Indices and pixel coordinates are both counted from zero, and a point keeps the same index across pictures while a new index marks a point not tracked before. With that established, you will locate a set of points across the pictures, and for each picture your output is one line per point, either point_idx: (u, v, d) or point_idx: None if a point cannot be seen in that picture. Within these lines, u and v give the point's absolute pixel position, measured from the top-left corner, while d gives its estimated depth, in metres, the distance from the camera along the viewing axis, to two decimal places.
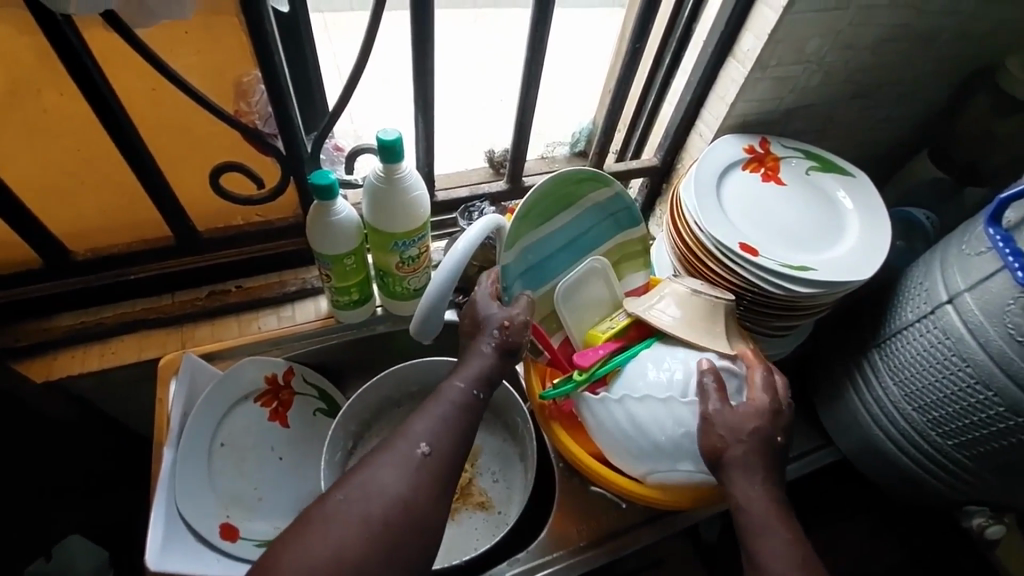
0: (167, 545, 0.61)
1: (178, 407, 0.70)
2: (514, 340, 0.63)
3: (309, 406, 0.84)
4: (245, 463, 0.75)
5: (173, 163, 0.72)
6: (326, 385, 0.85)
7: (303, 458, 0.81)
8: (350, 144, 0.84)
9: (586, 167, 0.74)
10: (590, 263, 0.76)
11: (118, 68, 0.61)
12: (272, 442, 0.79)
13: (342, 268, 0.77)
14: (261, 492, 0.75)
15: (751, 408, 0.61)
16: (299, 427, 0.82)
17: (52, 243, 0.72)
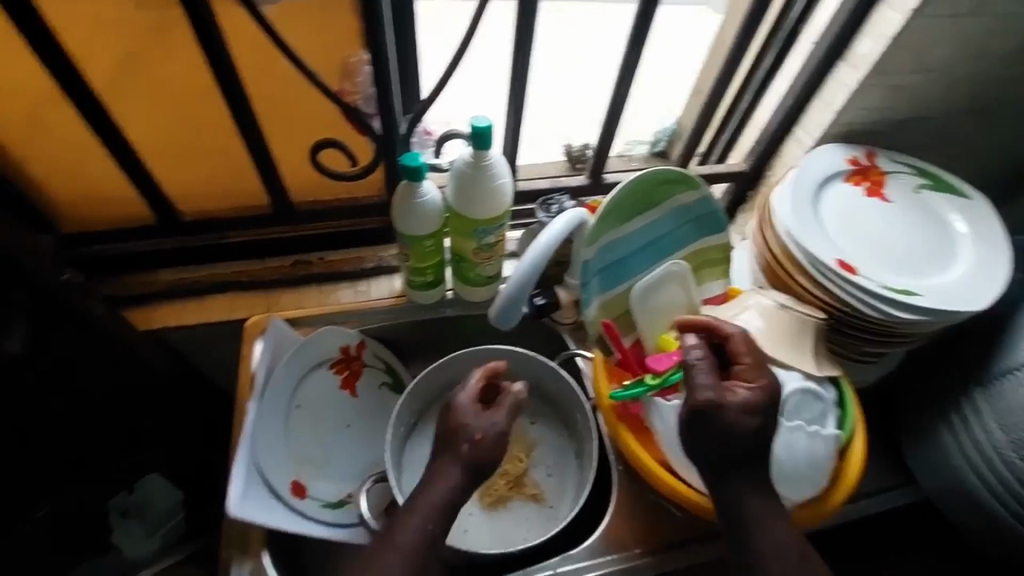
0: (245, 495, 0.65)
1: (262, 366, 0.74)
2: (486, 451, 0.65)
3: (376, 379, 0.86)
4: (316, 428, 0.79)
5: (277, 138, 0.76)
6: (394, 362, 0.88)
7: (369, 429, 0.84)
8: (441, 129, 0.82)
9: (676, 168, 0.71)
10: (668, 267, 0.73)
11: (242, 46, 0.65)
12: (341, 410, 0.82)
13: (421, 249, 0.79)
14: (328, 456, 0.78)
15: (739, 405, 0.56)
16: (366, 398, 0.85)
17: (164, 203, 0.77)
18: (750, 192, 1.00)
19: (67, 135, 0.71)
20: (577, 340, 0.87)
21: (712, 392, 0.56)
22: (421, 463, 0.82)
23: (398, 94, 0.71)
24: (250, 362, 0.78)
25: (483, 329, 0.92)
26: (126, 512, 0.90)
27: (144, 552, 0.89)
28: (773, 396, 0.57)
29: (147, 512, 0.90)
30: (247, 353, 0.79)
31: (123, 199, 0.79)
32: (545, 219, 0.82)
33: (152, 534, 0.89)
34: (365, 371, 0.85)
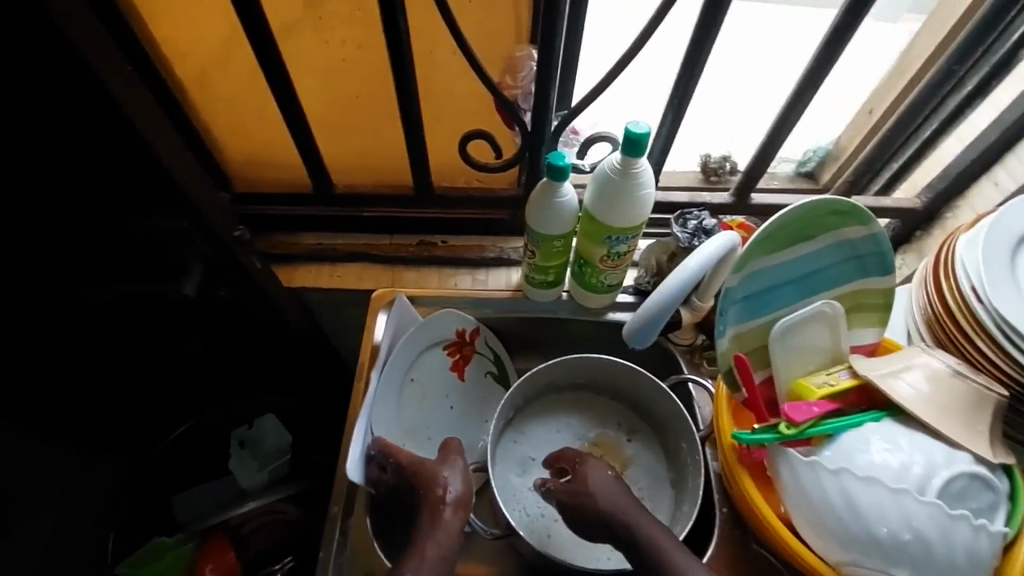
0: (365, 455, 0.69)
1: (387, 338, 0.78)
2: (465, 495, 0.63)
3: (483, 367, 0.88)
4: (424, 404, 0.82)
5: (432, 122, 0.80)
6: (500, 352, 0.88)
7: (469, 413, 0.85)
8: (588, 131, 0.84)
9: (846, 199, 0.64)
10: (819, 305, 0.66)
11: (423, 32, 0.69)
12: (448, 391, 0.85)
13: (549, 249, 0.78)
14: (431, 433, 0.81)
15: (572, 492, 0.65)
16: (472, 384, 0.87)
17: (321, 172, 0.83)
18: (918, 231, 0.89)
19: (252, 102, 0.78)
20: (689, 364, 0.83)
21: (579, 485, 0.65)
22: (512, 459, 0.81)
23: (556, 92, 0.72)
24: (374, 331, 0.82)
25: (593, 339, 0.89)
26: (243, 443, 0.98)
27: (253, 483, 0.96)
28: (609, 488, 0.64)
29: (260, 447, 0.98)
30: (371, 322, 0.83)
31: (288, 163, 0.87)
32: (680, 233, 0.78)
33: (262, 467, 0.96)
34: (475, 357, 0.87)
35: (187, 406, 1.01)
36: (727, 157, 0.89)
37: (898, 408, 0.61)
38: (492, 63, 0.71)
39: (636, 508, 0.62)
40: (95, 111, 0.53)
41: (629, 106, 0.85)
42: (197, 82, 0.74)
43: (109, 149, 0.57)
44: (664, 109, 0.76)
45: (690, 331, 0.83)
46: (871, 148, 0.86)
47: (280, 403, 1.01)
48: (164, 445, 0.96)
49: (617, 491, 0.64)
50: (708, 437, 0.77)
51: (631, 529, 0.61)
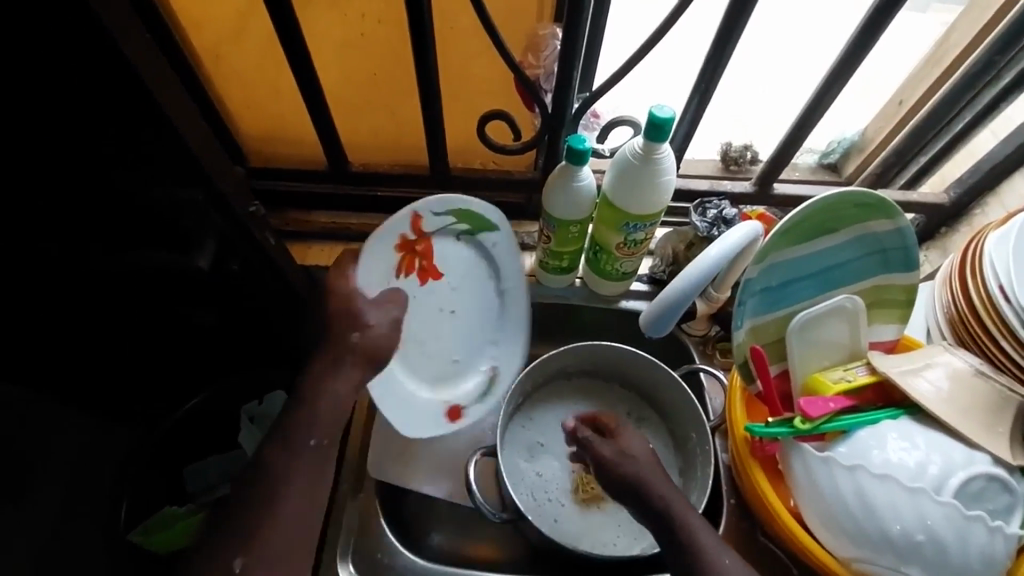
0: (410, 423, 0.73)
1: None
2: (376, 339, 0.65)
3: (450, 232, 0.75)
4: (420, 332, 0.74)
5: (451, 100, 0.79)
6: (496, 240, 0.77)
7: (472, 301, 0.78)
8: (609, 114, 0.82)
9: (874, 192, 0.63)
10: (839, 300, 0.65)
11: (445, 6, 0.67)
12: (435, 302, 0.75)
13: (565, 234, 0.76)
14: (454, 355, 0.78)
15: (621, 456, 0.63)
16: (449, 262, 0.75)
17: (337, 150, 0.82)
18: (944, 227, 0.88)
19: (268, 76, 0.76)
20: (702, 355, 0.82)
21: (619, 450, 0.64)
22: (520, 443, 0.81)
23: (579, 73, 0.70)
24: None
25: (606, 327, 0.88)
26: (253, 418, 0.99)
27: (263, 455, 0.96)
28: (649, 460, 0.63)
29: (270, 422, 0.98)
30: None
31: (303, 140, 0.86)
32: (699, 223, 0.77)
33: None
34: (450, 249, 0.75)
35: (198, 379, 1.02)
36: (749, 145, 0.87)
37: (918, 407, 0.60)
38: (516, 40, 0.70)
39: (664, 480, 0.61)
40: (111, 79, 0.53)
41: (651, 90, 0.83)
42: (214, 55, 0.73)
43: (125, 118, 0.57)
44: (689, 94, 0.74)
45: (704, 322, 0.81)
46: (901, 138, 0.83)
47: (290, 380, 1.01)
48: (175, 416, 0.97)
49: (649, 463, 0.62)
50: (719, 427, 0.76)
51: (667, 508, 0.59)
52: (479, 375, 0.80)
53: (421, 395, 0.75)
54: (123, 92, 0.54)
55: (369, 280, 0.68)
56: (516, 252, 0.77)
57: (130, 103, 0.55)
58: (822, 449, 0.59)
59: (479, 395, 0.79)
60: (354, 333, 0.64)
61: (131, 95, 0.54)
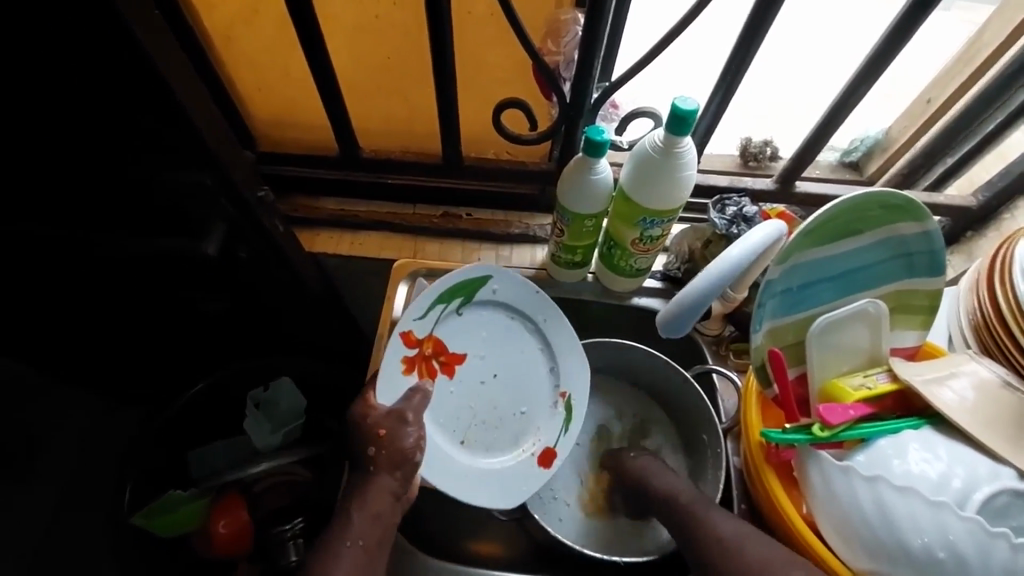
0: (496, 495, 0.69)
1: None
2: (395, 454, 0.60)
3: (450, 309, 0.70)
4: (480, 404, 0.72)
5: (466, 88, 0.77)
6: (540, 289, 0.74)
7: (518, 372, 0.74)
8: (629, 105, 0.80)
9: (903, 193, 0.60)
10: (863, 304, 0.63)
11: None
12: (475, 374, 0.72)
13: (579, 228, 0.74)
14: (518, 407, 0.73)
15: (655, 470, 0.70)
16: (469, 322, 0.72)
17: (349, 136, 0.80)
18: (969, 232, 0.85)
19: (280, 58, 0.75)
20: (714, 356, 0.80)
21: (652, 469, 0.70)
22: None
23: (599, 62, 0.68)
24: (393, 303, 0.80)
25: (617, 324, 0.86)
26: (259, 404, 0.98)
27: (270, 441, 0.95)
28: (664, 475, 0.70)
29: (275, 410, 0.97)
30: (392, 293, 0.81)
31: (314, 125, 0.85)
32: (717, 220, 0.75)
33: (276, 429, 0.96)
34: (455, 329, 0.71)
35: (204, 364, 1.02)
36: (769, 141, 0.85)
37: (941, 417, 0.59)
38: (535, 25, 0.68)
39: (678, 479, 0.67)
40: (120, 59, 0.51)
41: (672, 82, 0.81)
42: (226, 36, 0.72)
43: (134, 100, 0.55)
44: (713, 88, 0.72)
45: (718, 322, 0.79)
46: (930, 138, 0.81)
47: (296, 368, 1.01)
48: (181, 401, 0.97)
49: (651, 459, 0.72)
50: (731, 429, 0.75)
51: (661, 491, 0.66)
52: (556, 410, 0.74)
53: (505, 464, 0.71)
54: (132, 73, 0.52)
55: (386, 393, 0.64)
56: (519, 281, 0.73)
57: (139, 84, 0.53)
58: (841, 458, 0.57)
59: (562, 427, 0.74)
60: (368, 450, 0.60)
61: (141, 76, 0.53)
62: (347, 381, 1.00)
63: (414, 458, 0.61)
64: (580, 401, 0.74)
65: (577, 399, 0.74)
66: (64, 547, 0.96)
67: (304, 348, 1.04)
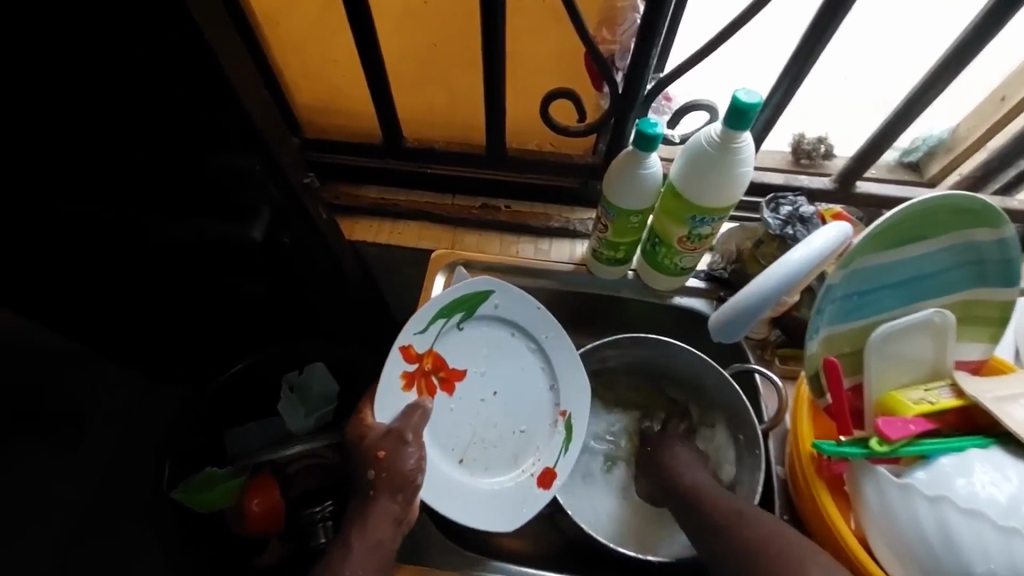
0: (497, 516, 0.67)
1: None
2: (399, 475, 0.59)
3: (450, 324, 0.70)
4: (480, 422, 0.71)
5: (515, 78, 0.75)
6: (541, 305, 0.72)
7: (518, 388, 0.73)
8: (682, 99, 0.77)
9: (981, 197, 0.57)
10: (928, 314, 0.60)
11: None
12: (475, 390, 0.71)
13: (624, 224, 0.72)
14: (518, 425, 0.72)
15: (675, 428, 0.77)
16: (469, 337, 0.71)
17: (394, 123, 0.80)
18: None
19: (328, 44, 0.74)
20: (759, 360, 0.77)
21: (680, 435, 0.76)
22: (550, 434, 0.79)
23: (656, 52, 0.66)
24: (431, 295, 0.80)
25: (657, 324, 0.84)
26: (293, 387, 1.00)
27: (307, 422, 0.98)
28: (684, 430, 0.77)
29: (308, 394, 0.99)
30: (429, 283, 0.81)
31: (358, 111, 0.84)
32: (771, 219, 0.72)
33: (310, 413, 0.99)
34: (455, 345, 0.70)
35: (243, 345, 1.03)
36: (824, 137, 0.81)
37: (1011, 436, 0.55)
38: (590, 12, 0.64)
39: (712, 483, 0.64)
40: (180, 41, 0.51)
41: (727, 75, 0.78)
42: (276, 22, 0.71)
43: (191, 82, 0.56)
44: (774, 83, 0.69)
45: (765, 325, 0.76)
46: (1007, 138, 0.76)
47: (331, 354, 1.01)
48: (221, 380, 0.99)
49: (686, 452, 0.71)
50: (771, 430, 0.71)
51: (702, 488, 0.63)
52: (556, 429, 0.73)
53: (503, 484, 0.70)
54: (191, 54, 0.52)
55: (384, 407, 0.64)
56: (520, 296, 0.72)
57: (196, 66, 0.54)
58: (898, 474, 0.55)
59: (561, 447, 0.72)
60: (369, 472, 0.59)
61: (199, 58, 0.53)
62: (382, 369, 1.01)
63: (414, 480, 0.60)
64: (580, 419, 0.72)
65: (577, 416, 0.72)
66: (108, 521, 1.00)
67: (340, 335, 1.05)
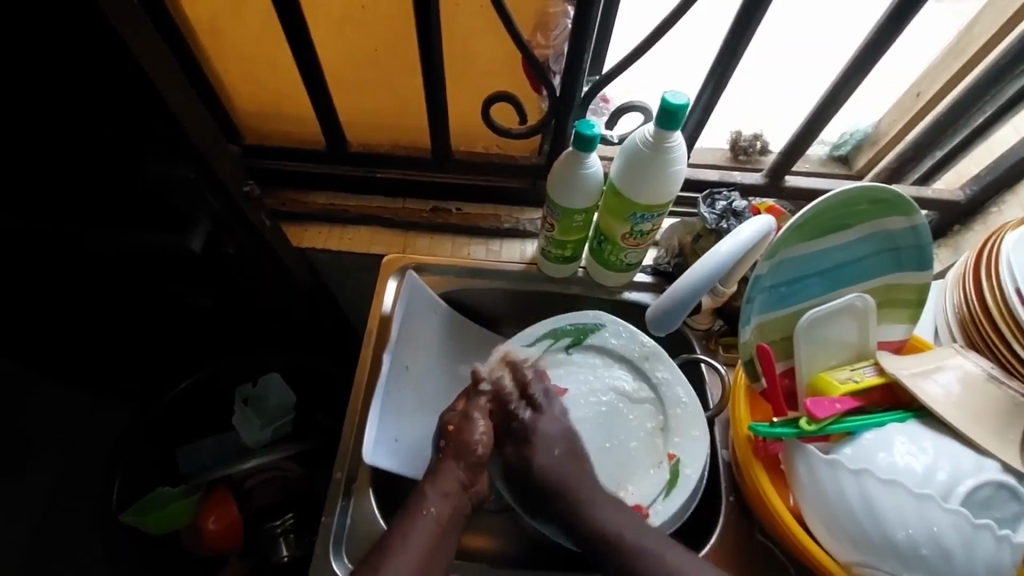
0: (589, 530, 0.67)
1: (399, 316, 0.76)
2: (471, 436, 0.67)
3: (558, 347, 0.77)
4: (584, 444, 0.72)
5: (456, 81, 0.76)
6: (627, 331, 0.77)
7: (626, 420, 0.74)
8: (619, 99, 0.80)
9: (892, 188, 0.61)
10: (850, 299, 0.63)
11: None
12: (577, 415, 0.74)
13: (569, 223, 0.74)
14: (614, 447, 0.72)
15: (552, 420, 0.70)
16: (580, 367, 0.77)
17: (336, 129, 0.79)
18: (957, 225, 0.85)
19: (264, 49, 0.73)
20: (704, 349, 0.80)
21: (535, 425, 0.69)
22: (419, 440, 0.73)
23: (589, 56, 0.68)
24: (382, 299, 0.80)
25: None
26: (247, 400, 0.97)
27: (263, 435, 0.96)
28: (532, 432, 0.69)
29: (264, 405, 0.97)
30: (381, 287, 0.81)
31: (300, 117, 0.83)
32: (707, 214, 0.75)
33: (266, 424, 0.96)
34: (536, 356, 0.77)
35: (191, 359, 1.00)
36: (759, 133, 0.85)
37: (926, 410, 0.59)
38: (524, 18, 0.66)
39: (637, 531, 0.63)
40: (98, 48, 0.50)
41: (662, 75, 0.80)
42: (210, 29, 0.70)
43: (115, 91, 0.54)
44: (702, 83, 0.72)
45: (707, 316, 0.79)
46: (922, 132, 0.81)
47: (285, 364, 0.99)
48: (170, 396, 0.96)
49: (572, 471, 0.66)
50: (716, 416, 0.74)
51: (618, 536, 0.62)
52: (658, 469, 0.70)
53: None
54: (113, 62, 0.51)
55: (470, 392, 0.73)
56: (631, 331, 0.77)
57: (119, 75, 0.52)
58: (826, 450, 0.58)
59: (662, 492, 0.69)
60: (439, 441, 0.68)
61: (121, 66, 0.51)
62: (338, 376, 1.00)
63: (478, 451, 0.67)
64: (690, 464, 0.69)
65: (685, 460, 0.70)
66: (56, 548, 0.96)
67: (293, 344, 1.03)
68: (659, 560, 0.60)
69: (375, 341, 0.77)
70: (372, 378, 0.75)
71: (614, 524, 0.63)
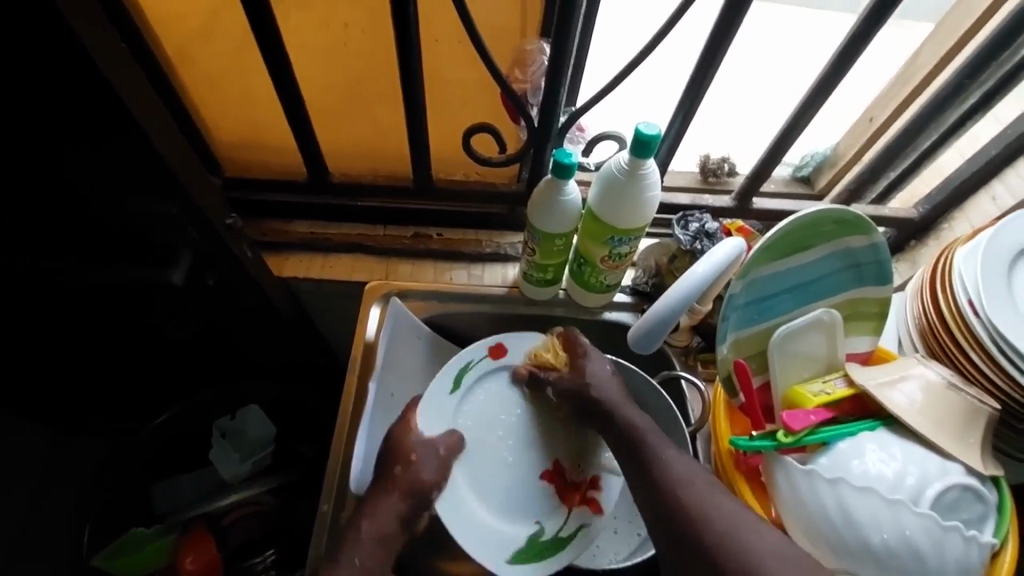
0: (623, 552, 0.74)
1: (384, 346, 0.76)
2: (420, 477, 0.66)
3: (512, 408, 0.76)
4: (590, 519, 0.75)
5: (437, 113, 0.79)
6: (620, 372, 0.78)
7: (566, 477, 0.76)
8: (593, 128, 0.83)
9: (852, 209, 0.64)
10: (818, 313, 0.67)
11: (433, 18, 0.67)
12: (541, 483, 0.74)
13: (550, 247, 0.76)
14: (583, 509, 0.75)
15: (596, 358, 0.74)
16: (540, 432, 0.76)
17: (319, 162, 0.81)
18: (913, 241, 0.90)
19: (245, 82, 0.74)
20: (683, 365, 0.82)
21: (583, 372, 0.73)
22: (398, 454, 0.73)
23: (565, 90, 0.72)
24: (366, 325, 0.80)
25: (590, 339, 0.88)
26: (225, 433, 0.96)
27: (241, 472, 0.95)
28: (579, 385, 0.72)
29: (243, 438, 0.96)
30: (364, 315, 0.81)
31: (281, 149, 0.84)
32: (681, 236, 0.79)
33: (245, 458, 0.95)
34: (484, 399, 0.76)
35: (168, 394, 0.98)
36: (726, 156, 0.88)
37: (893, 418, 0.62)
38: (503, 55, 0.71)
39: (659, 435, 0.65)
40: (83, 85, 0.50)
41: (634, 105, 0.84)
42: (191, 65, 0.71)
43: (102, 131, 0.55)
44: (673, 112, 0.75)
45: (686, 333, 0.82)
46: (874, 155, 0.86)
47: (264, 396, 0.98)
48: (145, 432, 0.93)
49: (618, 393, 0.71)
50: (698, 431, 0.76)
51: (641, 438, 0.65)
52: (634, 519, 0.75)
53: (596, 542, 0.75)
54: (94, 96, 0.51)
55: (427, 423, 0.71)
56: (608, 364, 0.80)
57: (101, 110, 0.52)
58: (803, 461, 0.61)
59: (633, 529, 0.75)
60: (393, 469, 0.65)
61: (106, 104, 0.52)
62: (322, 405, 0.98)
63: (431, 494, 0.66)
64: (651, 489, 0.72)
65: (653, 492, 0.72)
66: None
67: (274, 374, 1.02)
68: (670, 456, 0.62)
69: (360, 369, 0.77)
70: (357, 408, 0.75)
71: (642, 428, 0.66)
